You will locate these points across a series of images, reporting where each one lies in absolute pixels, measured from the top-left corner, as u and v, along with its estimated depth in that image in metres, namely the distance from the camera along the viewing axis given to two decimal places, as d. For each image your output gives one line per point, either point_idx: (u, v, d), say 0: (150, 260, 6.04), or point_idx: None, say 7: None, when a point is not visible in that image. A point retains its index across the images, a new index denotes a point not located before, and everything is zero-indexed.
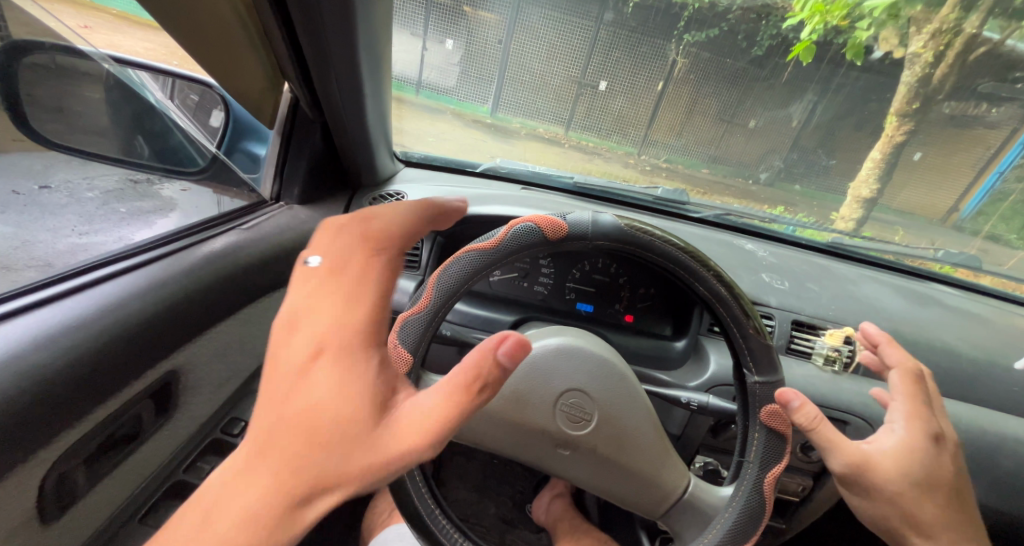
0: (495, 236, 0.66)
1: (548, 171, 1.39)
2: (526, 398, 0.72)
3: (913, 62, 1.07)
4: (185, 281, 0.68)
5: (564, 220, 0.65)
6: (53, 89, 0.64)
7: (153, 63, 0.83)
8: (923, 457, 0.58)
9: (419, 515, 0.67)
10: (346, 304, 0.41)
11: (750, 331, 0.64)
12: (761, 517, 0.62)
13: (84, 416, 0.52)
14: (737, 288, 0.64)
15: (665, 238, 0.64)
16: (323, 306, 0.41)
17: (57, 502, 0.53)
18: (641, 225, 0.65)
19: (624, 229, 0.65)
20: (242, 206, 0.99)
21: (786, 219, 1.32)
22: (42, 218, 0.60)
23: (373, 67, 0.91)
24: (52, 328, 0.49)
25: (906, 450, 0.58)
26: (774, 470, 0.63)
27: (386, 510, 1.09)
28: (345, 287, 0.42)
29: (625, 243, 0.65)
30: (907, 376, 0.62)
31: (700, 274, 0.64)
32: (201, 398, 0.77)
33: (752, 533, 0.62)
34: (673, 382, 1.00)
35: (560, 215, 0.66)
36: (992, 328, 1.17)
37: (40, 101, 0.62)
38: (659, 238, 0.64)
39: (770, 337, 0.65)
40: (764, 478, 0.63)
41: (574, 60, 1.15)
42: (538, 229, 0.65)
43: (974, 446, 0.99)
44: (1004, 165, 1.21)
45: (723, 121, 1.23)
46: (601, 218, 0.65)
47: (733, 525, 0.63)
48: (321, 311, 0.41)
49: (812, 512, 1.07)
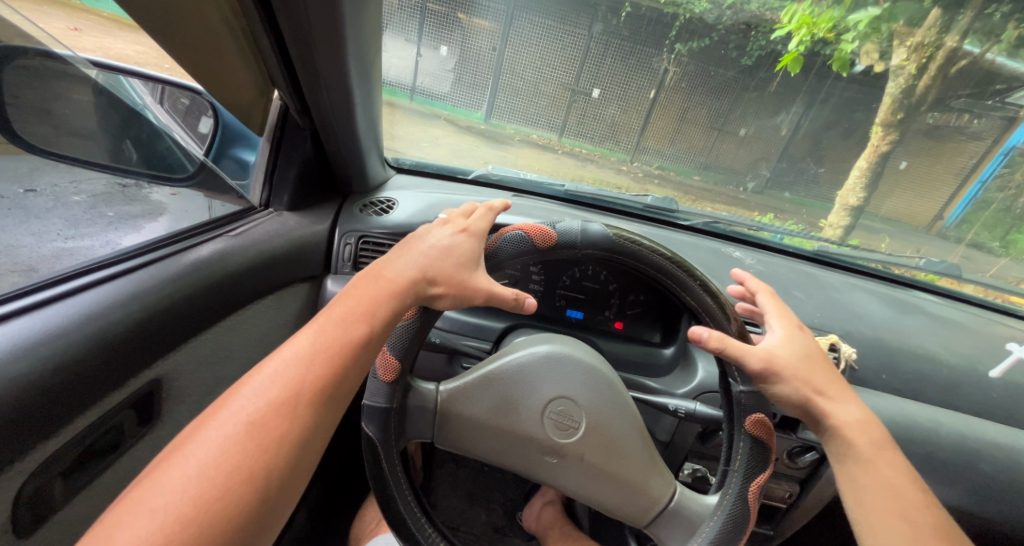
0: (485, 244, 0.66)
1: (539, 178, 1.38)
2: (514, 405, 0.73)
3: (897, 74, 1.10)
4: (168, 288, 0.67)
5: (554, 230, 0.66)
6: (37, 90, 0.63)
7: (134, 67, 0.78)
8: (810, 346, 0.65)
9: (404, 524, 0.66)
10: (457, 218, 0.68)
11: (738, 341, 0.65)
12: (744, 528, 0.62)
13: (62, 427, 0.52)
14: (725, 298, 0.65)
15: (654, 248, 0.65)
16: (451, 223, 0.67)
17: (32, 516, 0.51)
18: (630, 234, 0.65)
19: (612, 239, 0.65)
20: (232, 212, 0.99)
21: (774, 227, 1.34)
22: (27, 221, 0.58)
23: (363, 74, 0.91)
24: (32, 338, 0.48)
25: (792, 344, 0.64)
26: (757, 479, 0.63)
27: (374, 520, 1.07)
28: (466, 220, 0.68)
29: (614, 252, 0.65)
30: (768, 293, 0.70)
31: (687, 284, 0.65)
32: (187, 407, 0.76)
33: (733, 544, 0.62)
34: (661, 390, 1.01)
35: (549, 224, 0.67)
36: (973, 334, 1.19)
37: (24, 102, 0.61)
38: (648, 248, 0.65)
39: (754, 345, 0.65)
40: (749, 488, 0.63)
41: (564, 68, 1.17)
42: (527, 237, 0.66)
43: (957, 453, 0.98)
44: (986, 174, 1.24)
45: (713, 129, 1.25)
46: (591, 228, 0.66)
47: (716, 536, 0.63)
48: (451, 223, 0.67)
49: (800, 518, 1.07)
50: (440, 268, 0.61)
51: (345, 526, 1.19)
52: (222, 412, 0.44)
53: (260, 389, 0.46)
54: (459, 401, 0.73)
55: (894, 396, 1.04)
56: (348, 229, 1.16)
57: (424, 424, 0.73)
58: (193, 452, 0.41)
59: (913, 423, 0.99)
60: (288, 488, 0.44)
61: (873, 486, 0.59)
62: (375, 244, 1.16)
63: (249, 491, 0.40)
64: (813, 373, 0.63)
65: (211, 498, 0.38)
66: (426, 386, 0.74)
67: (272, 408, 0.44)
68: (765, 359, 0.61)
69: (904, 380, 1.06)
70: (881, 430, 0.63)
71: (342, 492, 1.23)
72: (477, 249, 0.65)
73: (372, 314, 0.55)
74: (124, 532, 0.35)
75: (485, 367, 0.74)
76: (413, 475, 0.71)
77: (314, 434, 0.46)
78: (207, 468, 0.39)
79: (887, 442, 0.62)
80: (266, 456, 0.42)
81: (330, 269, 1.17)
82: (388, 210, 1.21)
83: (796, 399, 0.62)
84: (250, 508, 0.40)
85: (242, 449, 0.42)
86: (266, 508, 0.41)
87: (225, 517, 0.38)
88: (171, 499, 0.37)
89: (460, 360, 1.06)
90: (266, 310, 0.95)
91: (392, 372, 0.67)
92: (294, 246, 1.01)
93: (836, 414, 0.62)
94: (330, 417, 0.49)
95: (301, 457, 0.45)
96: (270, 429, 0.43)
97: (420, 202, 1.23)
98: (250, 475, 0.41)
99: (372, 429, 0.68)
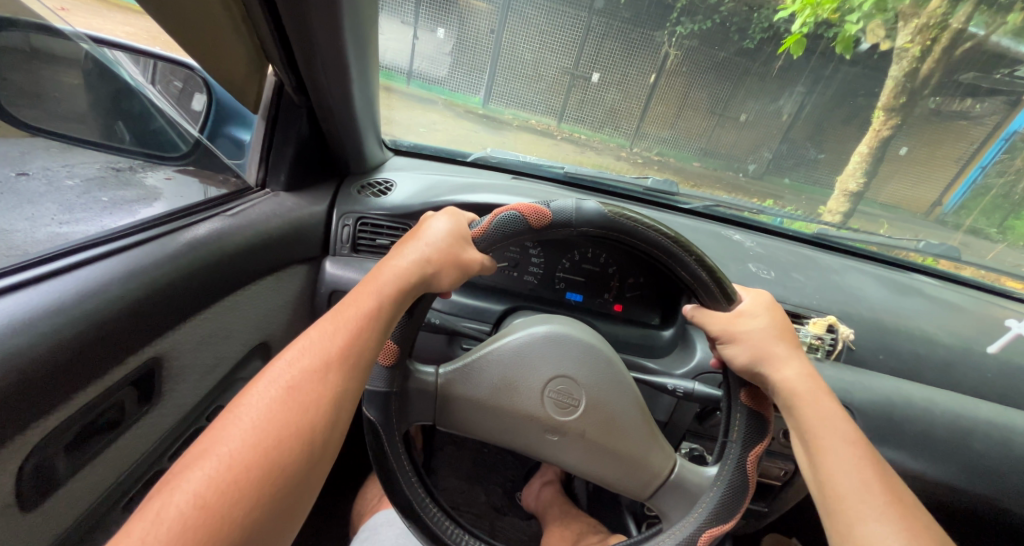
0: (479, 225, 0.65)
1: (539, 161, 1.37)
2: (513, 385, 0.73)
3: (900, 57, 1.07)
4: (165, 266, 0.66)
5: (549, 208, 0.65)
6: (26, 74, 0.62)
7: (132, 43, 0.79)
8: (776, 317, 0.65)
9: (408, 503, 0.66)
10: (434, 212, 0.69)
11: (727, 309, 0.65)
12: (744, 495, 0.62)
13: (64, 402, 0.52)
14: (720, 272, 0.65)
15: (650, 224, 0.64)
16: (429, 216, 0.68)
17: (36, 488, 0.51)
18: (625, 211, 0.65)
19: (608, 216, 0.64)
20: (226, 194, 0.96)
21: (774, 210, 1.32)
22: (19, 206, 0.58)
23: (359, 47, 0.89)
24: (30, 312, 0.48)
25: (757, 315, 0.65)
26: (755, 449, 0.63)
27: (375, 496, 1.09)
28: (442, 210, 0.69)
29: (610, 229, 0.64)
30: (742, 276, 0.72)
31: (683, 259, 0.64)
32: (188, 385, 0.76)
33: (734, 513, 0.62)
34: (661, 370, 1.02)
35: (544, 202, 0.66)
36: (971, 316, 1.19)
37: (15, 84, 0.60)
38: (644, 224, 0.64)
39: (741, 311, 0.65)
40: (748, 457, 0.63)
41: (564, 51, 1.15)
42: (521, 216, 0.64)
43: (949, 431, 0.99)
44: (986, 160, 1.23)
45: (714, 114, 1.24)
46: (585, 205, 0.65)
47: (720, 501, 0.63)
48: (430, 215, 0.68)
49: (793, 497, 1.08)
50: (434, 248, 0.63)
51: (346, 506, 1.21)
52: (263, 379, 0.47)
53: (294, 357, 0.49)
54: (458, 383, 0.73)
55: (888, 376, 1.05)
56: (346, 211, 1.15)
57: (426, 405, 0.74)
58: (247, 409, 0.44)
59: (907, 402, 1.00)
60: (330, 444, 0.47)
61: (811, 427, 0.58)
62: (373, 226, 1.16)
63: (300, 442, 0.43)
64: (771, 339, 0.63)
65: (267, 446, 0.42)
66: (425, 370, 0.74)
67: (309, 372, 0.48)
68: (727, 328, 0.64)
69: (901, 360, 1.07)
70: (827, 388, 0.62)
71: (344, 472, 1.24)
72: (465, 230, 0.66)
73: (379, 290, 0.57)
74: (197, 474, 0.38)
75: (484, 348, 0.75)
76: (416, 456, 0.71)
77: (346, 397, 0.49)
78: (258, 423, 0.43)
79: (827, 391, 0.61)
80: (308, 414, 0.45)
81: (328, 251, 1.16)
82: (387, 192, 1.20)
83: (753, 364, 0.62)
84: (301, 459, 0.43)
85: (285, 408, 0.44)
86: (314, 458, 0.45)
87: (281, 463, 0.42)
88: (233, 447, 0.40)
89: (459, 342, 1.06)
90: (264, 290, 0.94)
91: (392, 356, 0.67)
92: (291, 227, 1.00)
93: (788, 375, 0.60)
94: (357, 382, 0.51)
95: (338, 417, 0.48)
96: (307, 391, 0.46)
97: (418, 183, 1.22)
98: (297, 429, 0.44)
99: (373, 413, 0.67)
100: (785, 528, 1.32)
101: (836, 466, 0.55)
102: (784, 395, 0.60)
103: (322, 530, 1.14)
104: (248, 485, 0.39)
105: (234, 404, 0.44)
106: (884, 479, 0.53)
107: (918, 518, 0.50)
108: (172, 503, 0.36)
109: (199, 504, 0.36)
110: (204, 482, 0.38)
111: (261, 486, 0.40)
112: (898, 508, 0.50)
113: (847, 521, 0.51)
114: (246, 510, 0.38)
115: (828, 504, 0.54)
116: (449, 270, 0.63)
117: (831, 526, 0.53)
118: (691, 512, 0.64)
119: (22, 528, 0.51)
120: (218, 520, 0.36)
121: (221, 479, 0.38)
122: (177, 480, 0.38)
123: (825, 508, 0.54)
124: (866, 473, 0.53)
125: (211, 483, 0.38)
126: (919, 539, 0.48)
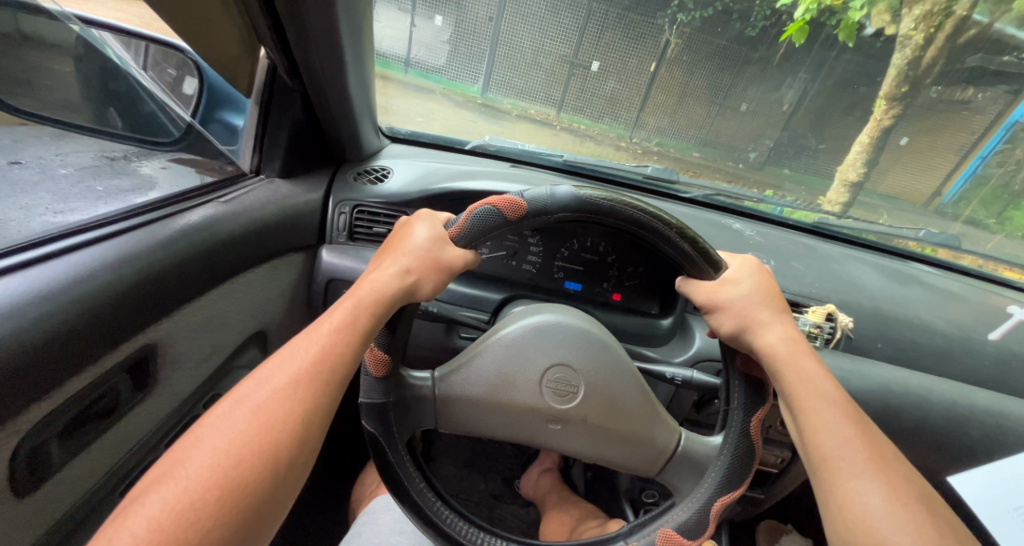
0: (455, 224, 0.63)
1: (538, 149, 1.34)
2: (511, 378, 0.73)
3: (904, 44, 1.06)
4: (158, 252, 0.65)
5: (524, 198, 0.62)
6: (19, 60, 0.60)
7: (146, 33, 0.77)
8: (762, 282, 0.65)
9: (420, 508, 0.65)
10: (411, 218, 0.67)
11: (711, 279, 0.64)
12: (750, 462, 0.62)
13: (54, 390, 0.51)
14: (704, 244, 0.63)
15: (627, 204, 0.61)
16: (407, 225, 0.67)
17: (29, 475, 0.51)
18: (601, 193, 0.62)
19: (585, 202, 0.62)
20: (217, 181, 0.95)
21: (774, 200, 1.30)
22: (14, 195, 0.58)
23: (353, 31, 0.88)
24: (24, 297, 0.47)
25: (740, 282, 0.64)
26: (757, 415, 0.63)
27: (373, 483, 1.10)
28: (417, 216, 0.66)
29: (587, 213, 0.62)
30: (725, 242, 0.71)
31: (665, 235, 0.62)
32: (184, 373, 0.76)
33: (739, 482, 0.62)
34: (659, 357, 1.03)
35: (519, 192, 0.63)
36: (971, 305, 1.19)
37: (9, 72, 0.58)
38: (622, 204, 0.61)
39: (725, 280, 0.64)
40: (750, 422, 0.63)
41: (564, 38, 1.13)
42: (497, 211, 0.62)
43: (941, 418, 1.01)
44: (986, 150, 1.21)
45: (714, 103, 1.23)
46: (559, 190, 0.62)
47: (727, 470, 0.62)
48: (408, 224, 0.67)
49: (789, 483, 1.08)
50: (413, 258, 0.62)
51: (344, 493, 1.22)
52: (228, 401, 0.47)
53: (264, 379, 0.49)
54: (456, 383, 0.73)
55: (884, 364, 1.06)
56: (342, 199, 1.14)
57: (425, 410, 0.73)
58: (210, 434, 0.44)
59: (901, 390, 1.01)
60: (297, 463, 0.46)
61: (796, 389, 0.57)
62: (370, 214, 1.14)
63: (262, 463, 0.43)
64: (753, 304, 0.63)
65: (228, 469, 0.41)
66: (418, 375, 0.74)
67: (277, 393, 0.47)
68: (710, 298, 0.63)
69: (898, 348, 1.07)
70: (808, 347, 0.62)
71: (342, 460, 1.25)
72: (442, 232, 0.63)
73: (357, 302, 0.57)
74: (154, 498, 0.38)
75: (479, 345, 0.74)
76: (421, 458, 0.70)
77: (315, 413, 0.48)
78: (221, 446, 0.43)
79: (807, 350, 0.61)
80: (273, 435, 0.45)
81: (325, 239, 1.15)
82: (383, 178, 1.18)
83: (738, 333, 0.62)
84: (265, 478, 0.43)
85: (250, 430, 0.44)
86: (278, 478, 0.44)
87: (241, 483, 0.41)
88: (192, 470, 0.40)
89: (457, 330, 1.07)
90: (260, 278, 0.94)
91: (383, 366, 0.66)
92: (287, 214, 0.99)
93: (770, 338, 0.60)
94: (330, 398, 0.50)
95: (306, 434, 0.47)
96: (273, 410, 0.46)
97: (414, 170, 1.20)
98: (260, 449, 0.44)
99: (372, 425, 0.67)
100: (780, 512, 1.34)
101: (817, 426, 0.55)
102: (766, 360, 0.60)
103: (321, 517, 1.15)
104: (204, 507, 0.39)
105: (197, 428, 0.45)
106: (863, 434, 0.54)
107: (897, 471, 0.51)
108: (125, 528, 0.36)
109: (154, 527, 0.36)
110: (159, 507, 0.37)
111: (219, 508, 0.39)
112: (877, 463, 0.51)
113: (836, 481, 0.51)
114: (202, 532, 0.38)
115: (813, 463, 0.54)
116: (429, 276, 0.62)
117: (820, 487, 0.53)
118: (700, 483, 0.64)
119: (19, 514, 0.51)
120: (173, 543, 0.36)
121: (179, 502, 0.38)
122: (133, 505, 0.38)
123: (813, 469, 0.54)
124: (851, 432, 0.54)
125: (166, 507, 0.37)
126: (904, 492, 0.49)
